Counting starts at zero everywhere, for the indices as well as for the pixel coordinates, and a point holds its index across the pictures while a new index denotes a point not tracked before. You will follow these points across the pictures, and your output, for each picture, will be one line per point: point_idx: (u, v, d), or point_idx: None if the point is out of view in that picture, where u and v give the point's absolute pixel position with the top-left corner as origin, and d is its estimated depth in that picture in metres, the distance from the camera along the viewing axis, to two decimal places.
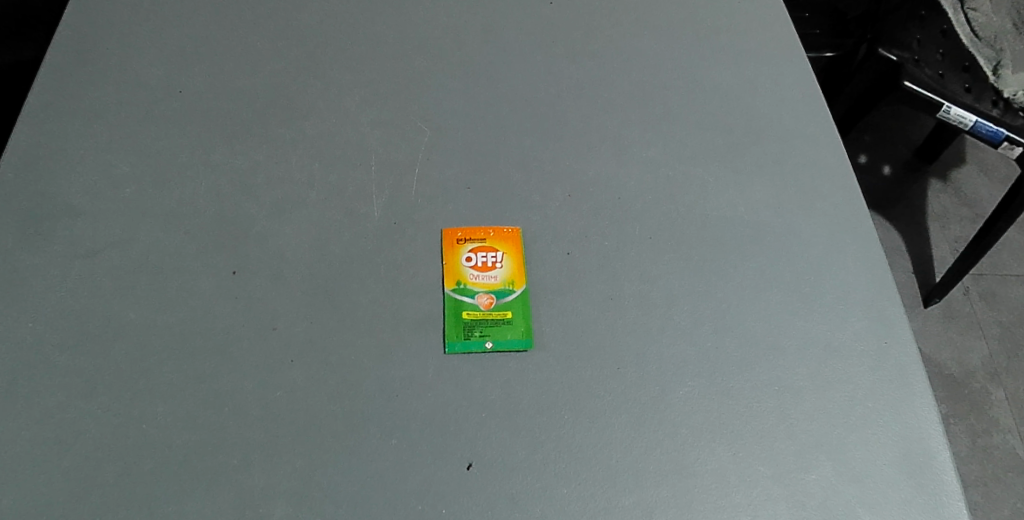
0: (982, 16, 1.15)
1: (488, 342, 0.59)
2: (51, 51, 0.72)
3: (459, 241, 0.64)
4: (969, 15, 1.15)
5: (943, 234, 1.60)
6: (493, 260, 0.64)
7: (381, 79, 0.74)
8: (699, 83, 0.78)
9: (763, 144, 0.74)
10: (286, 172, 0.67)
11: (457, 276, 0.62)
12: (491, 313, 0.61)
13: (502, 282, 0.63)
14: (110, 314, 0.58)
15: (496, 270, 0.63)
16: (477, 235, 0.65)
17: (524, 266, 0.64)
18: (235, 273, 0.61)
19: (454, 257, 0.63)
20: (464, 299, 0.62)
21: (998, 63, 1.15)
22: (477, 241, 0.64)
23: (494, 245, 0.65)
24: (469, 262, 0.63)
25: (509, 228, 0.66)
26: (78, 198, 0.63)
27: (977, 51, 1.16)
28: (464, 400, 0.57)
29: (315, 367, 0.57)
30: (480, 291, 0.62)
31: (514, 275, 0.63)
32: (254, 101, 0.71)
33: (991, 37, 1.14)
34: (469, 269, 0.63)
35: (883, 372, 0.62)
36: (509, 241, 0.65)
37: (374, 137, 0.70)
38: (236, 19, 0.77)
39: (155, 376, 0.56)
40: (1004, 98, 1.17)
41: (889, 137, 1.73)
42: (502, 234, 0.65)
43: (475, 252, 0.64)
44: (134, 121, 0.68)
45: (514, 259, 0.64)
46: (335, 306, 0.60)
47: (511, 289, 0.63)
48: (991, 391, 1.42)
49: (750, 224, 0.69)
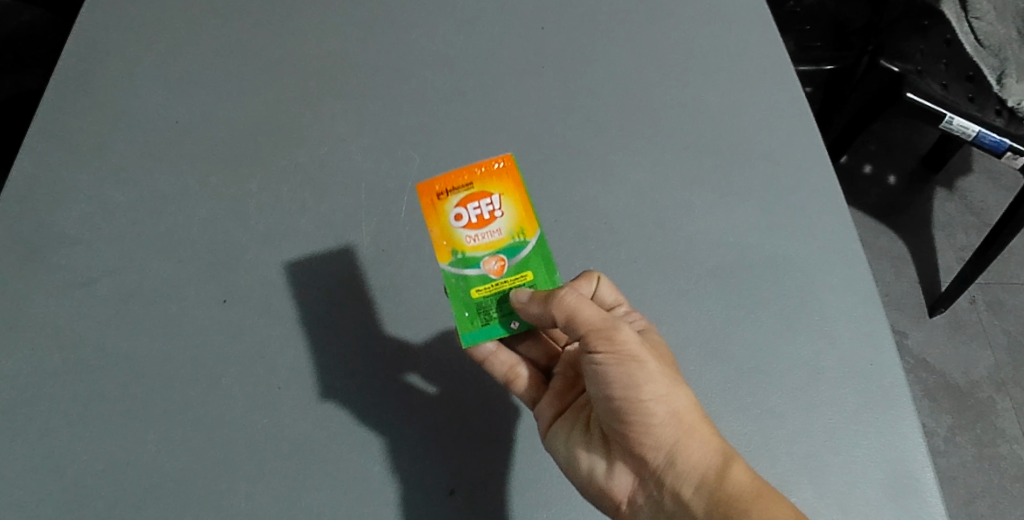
0: (987, 24, 1.14)
1: (513, 322, 0.61)
2: (50, 86, 0.74)
3: (442, 197, 0.61)
4: (972, 24, 1.13)
5: (949, 242, 1.62)
6: (489, 210, 0.61)
7: (372, 104, 0.75)
8: (690, 106, 0.78)
9: (750, 165, 0.75)
10: (276, 199, 0.68)
11: (454, 245, 0.60)
12: (505, 279, 0.61)
13: (508, 235, 0.61)
14: (105, 344, 0.61)
15: (497, 221, 0.61)
16: (462, 183, 0.61)
17: (524, 209, 0.61)
18: (225, 300, 0.63)
19: (444, 221, 0.60)
20: (470, 270, 0.60)
21: (1003, 74, 1.14)
22: (462, 192, 0.61)
23: (484, 189, 0.61)
24: (462, 222, 0.61)
25: (493, 163, 0.62)
26: (77, 230, 0.66)
27: (982, 61, 1.15)
28: (444, 429, 0.59)
29: (302, 392, 0.59)
30: (484, 252, 0.60)
31: (518, 221, 0.61)
32: (247, 130, 0.72)
33: (997, 45, 1.14)
34: (464, 231, 0.60)
35: (868, 395, 0.65)
36: (497, 177, 0.62)
37: (363, 163, 0.71)
38: (229, 47, 0.78)
39: (160, 406, 0.58)
40: (1009, 108, 1.18)
41: (895, 146, 1.73)
42: (490, 174, 0.61)
43: (465, 206, 0.61)
44: (130, 151, 0.70)
45: (512, 201, 0.61)
46: (321, 333, 0.62)
47: (519, 242, 0.61)
48: (998, 402, 1.45)
49: (737, 248, 0.71)
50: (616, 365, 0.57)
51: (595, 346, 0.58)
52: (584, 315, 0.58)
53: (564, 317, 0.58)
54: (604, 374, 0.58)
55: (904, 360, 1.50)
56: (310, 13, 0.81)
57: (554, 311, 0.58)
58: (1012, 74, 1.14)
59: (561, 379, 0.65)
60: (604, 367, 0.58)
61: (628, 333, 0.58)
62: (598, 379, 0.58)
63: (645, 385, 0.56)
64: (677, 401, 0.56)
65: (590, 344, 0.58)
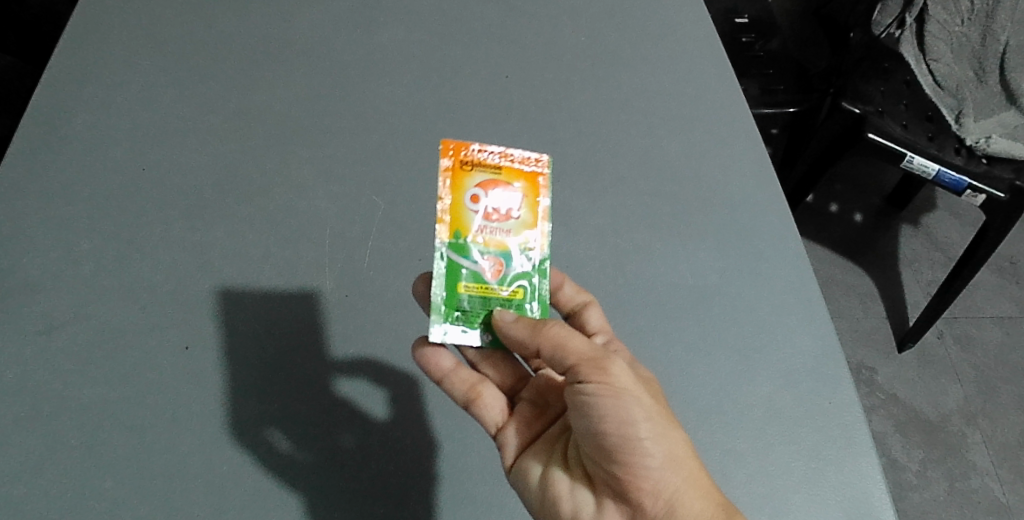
0: (943, 67, 1.36)
1: (487, 336, 0.62)
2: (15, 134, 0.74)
3: (468, 172, 0.62)
4: (930, 67, 1.37)
5: (916, 278, 1.68)
6: (507, 206, 0.63)
7: (338, 153, 0.77)
8: (650, 152, 0.81)
9: (709, 208, 0.78)
10: (242, 248, 0.70)
11: (460, 229, 0.61)
12: (496, 284, 0.62)
13: (517, 242, 0.63)
14: (63, 392, 0.61)
15: (511, 220, 0.63)
16: (492, 169, 0.63)
17: (541, 220, 0.63)
18: (188, 348, 0.64)
19: (457, 192, 0.62)
20: (465, 260, 0.61)
21: (961, 112, 1.34)
22: (490, 179, 0.62)
23: (511, 184, 0.63)
24: (474, 207, 0.62)
25: (530, 164, 0.64)
26: (38, 276, 0.66)
27: (939, 100, 1.37)
28: (399, 473, 0.62)
29: (265, 439, 0.61)
30: (487, 246, 0.62)
31: (529, 230, 0.63)
32: (213, 178, 0.74)
33: (954, 87, 1.36)
34: (475, 218, 0.62)
35: (828, 433, 0.67)
36: (527, 178, 0.64)
37: (329, 212, 0.73)
38: (198, 95, 0.80)
39: (125, 456, 0.59)
40: (966, 145, 1.33)
41: (860, 185, 1.80)
42: (521, 174, 0.63)
43: (484, 192, 0.62)
44: (95, 197, 0.71)
45: (532, 209, 0.63)
46: (283, 380, 0.64)
47: (526, 252, 0.63)
48: (969, 435, 1.49)
49: (698, 290, 0.72)
50: (613, 401, 0.56)
51: (588, 378, 0.57)
52: (573, 347, 0.57)
53: (550, 346, 0.58)
54: (598, 410, 0.56)
55: (875, 395, 1.52)
56: (280, 64, 0.84)
57: (542, 337, 0.58)
58: (967, 114, 1.34)
59: (529, 407, 0.67)
60: (596, 403, 0.56)
61: (619, 367, 0.58)
62: (586, 414, 0.57)
63: (642, 425, 0.56)
64: (671, 440, 0.57)
65: (583, 376, 0.57)
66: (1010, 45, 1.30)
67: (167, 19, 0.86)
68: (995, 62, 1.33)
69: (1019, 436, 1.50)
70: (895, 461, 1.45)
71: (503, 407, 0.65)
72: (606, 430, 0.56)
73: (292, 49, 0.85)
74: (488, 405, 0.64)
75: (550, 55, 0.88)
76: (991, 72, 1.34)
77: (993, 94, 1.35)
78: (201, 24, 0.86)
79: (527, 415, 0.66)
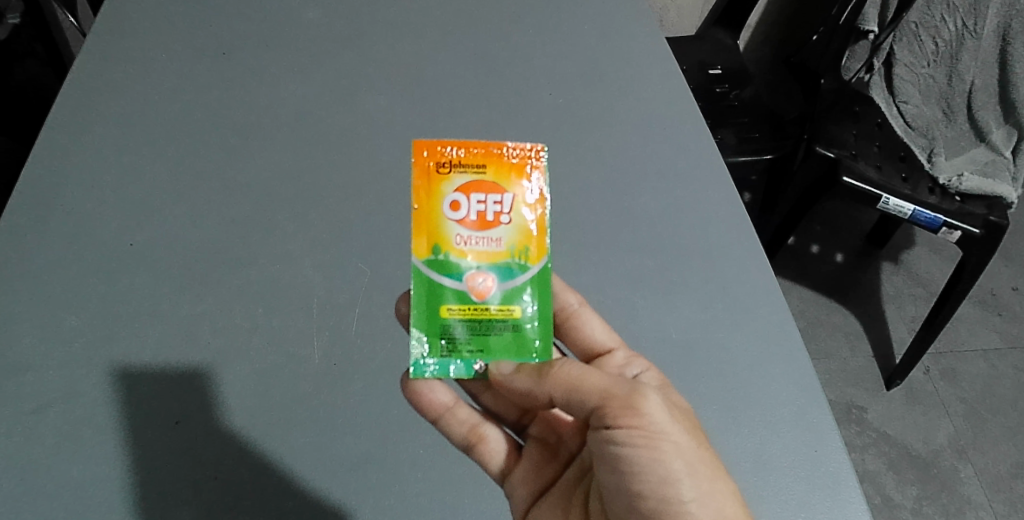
0: (914, 108, 1.40)
1: (478, 364, 0.65)
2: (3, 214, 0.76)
3: (447, 178, 0.65)
4: (901, 108, 1.41)
5: (898, 314, 1.71)
6: (491, 210, 0.65)
7: (324, 221, 0.79)
8: (628, 209, 0.84)
9: (687, 264, 0.80)
10: (230, 319, 0.72)
11: (441, 242, 0.65)
12: (483, 303, 0.65)
13: (503, 251, 0.65)
14: (55, 471, 0.63)
15: (495, 226, 0.65)
16: (472, 172, 0.65)
17: (527, 222, 0.66)
18: (179, 422, 0.66)
19: (436, 201, 0.65)
20: (448, 280, 0.64)
21: (932, 151, 1.39)
22: (471, 182, 0.65)
23: (498, 183, 0.65)
24: (455, 216, 0.65)
25: (517, 157, 0.66)
26: (28, 356, 0.68)
27: (913, 139, 1.41)
28: None
29: (255, 511, 0.64)
30: (474, 259, 0.65)
31: (521, 232, 0.66)
32: (201, 250, 0.76)
33: (924, 126, 1.41)
34: (455, 230, 0.65)
35: (816, 481, 0.67)
36: (518, 173, 0.66)
37: (316, 280, 0.75)
38: (184, 168, 0.82)
39: None
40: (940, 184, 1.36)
41: (840, 225, 1.84)
42: (504, 174, 0.66)
43: (466, 199, 0.65)
44: (84, 274, 0.73)
45: (517, 210, 0.66)
46: (273, 452, 0.65)
47: (513, 262, 0.65)
48: (961, 469, 1.50)
49: (679, 344, 0.74)
50: (649, 451, 0.59)
51: (620, 424, 0.60)
52: (591, 384, 0.61)
53: (566, 387, 0.62)
54: (634, 461, 0.59)
55: (866, 434, 1.53)
56: (265, 135, 0.86)
57: (553, 381, 0.62)
58: (939, 153, 1.39)
59: (542, 449, 0.73)
60: (630, 454, 0.60)
61: (653, 404, 0.60)
62: (618, 467, 0.60)
63: (682, 483, 0.59)
64: (719, 500, 0.59)
65: (613, 418, 0.60)
66: (975, 85, 1.33)
67: (152, 94, 0.88)
68: (963, 101, 1.36)
69: (1011, 468, 1.51)
70: (889, 500, 1.45)
71: (507, 449, 0.70)
72: (641, 486, 0.60)
73: (276, 122, 0.88)
74: (491, 450, 0.69)
75: (527, 117, 0.91)
76: (960, 110, 1.37)
77: (963, 131, 1.38)
78: (186, 97, 0.89)
79: (539, 458, 0.72)
